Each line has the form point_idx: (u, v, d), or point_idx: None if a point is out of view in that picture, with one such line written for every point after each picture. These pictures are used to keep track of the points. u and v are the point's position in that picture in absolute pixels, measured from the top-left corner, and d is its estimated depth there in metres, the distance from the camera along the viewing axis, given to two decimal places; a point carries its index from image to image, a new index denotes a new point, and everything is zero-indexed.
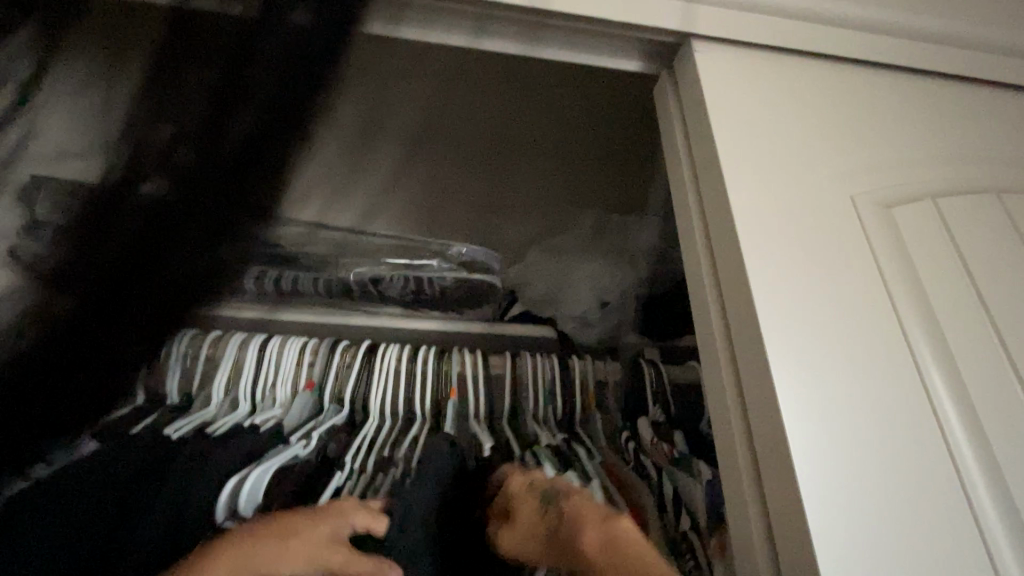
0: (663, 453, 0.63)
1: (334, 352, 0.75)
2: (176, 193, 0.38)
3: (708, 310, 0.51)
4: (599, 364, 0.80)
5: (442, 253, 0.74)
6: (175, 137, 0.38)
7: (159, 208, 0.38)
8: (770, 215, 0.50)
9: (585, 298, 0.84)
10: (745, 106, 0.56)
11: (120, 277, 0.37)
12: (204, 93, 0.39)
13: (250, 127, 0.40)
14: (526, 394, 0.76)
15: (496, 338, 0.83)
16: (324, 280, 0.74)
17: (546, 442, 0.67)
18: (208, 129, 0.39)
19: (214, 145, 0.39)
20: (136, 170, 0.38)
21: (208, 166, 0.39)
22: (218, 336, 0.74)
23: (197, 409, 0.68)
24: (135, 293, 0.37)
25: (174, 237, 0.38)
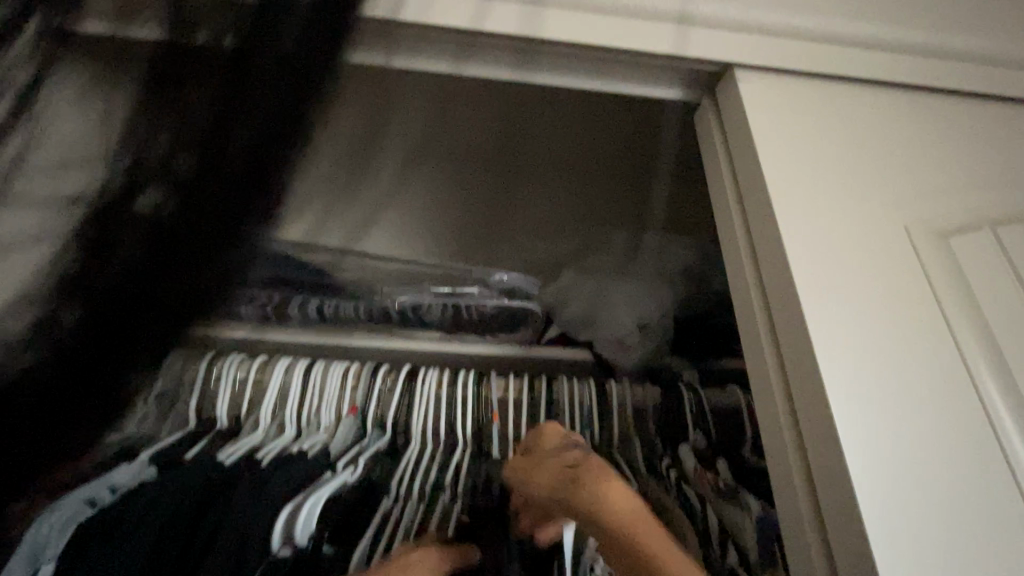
0: (709, 480, 0.63)
1: (375, 377, 0.76)
2: (184, 197, 0.36)
3: (760, 341, 0.51)
4: (638, 390, 0.79)
5: (484, 281, 0.74)
6: (172, 151, 0.36)
7: (163, 216, 0.35)
8: (821, 245, 0.49)
9: (623, 322, 0.83)
10: (791, 137, 0.55)
11: (129, 285, 0.34)
12: (202, 113, 0.37)
13: (245, 143, 0.37)
14: (570, 418, 0.76)
15: (532, 360, 0.84)
16: (366, 306, 0.75)
17: None
18: (202, 146, 0.37)
19: (217, 147, 0.37)
20: (137, 182, 0.35)
21: (208, 176, 0.36)
22: (264, 361, 0.75)
23: (246, 435, 0.70)
24: (145, 302, 0.34)
25: (187, 246, 0.35)
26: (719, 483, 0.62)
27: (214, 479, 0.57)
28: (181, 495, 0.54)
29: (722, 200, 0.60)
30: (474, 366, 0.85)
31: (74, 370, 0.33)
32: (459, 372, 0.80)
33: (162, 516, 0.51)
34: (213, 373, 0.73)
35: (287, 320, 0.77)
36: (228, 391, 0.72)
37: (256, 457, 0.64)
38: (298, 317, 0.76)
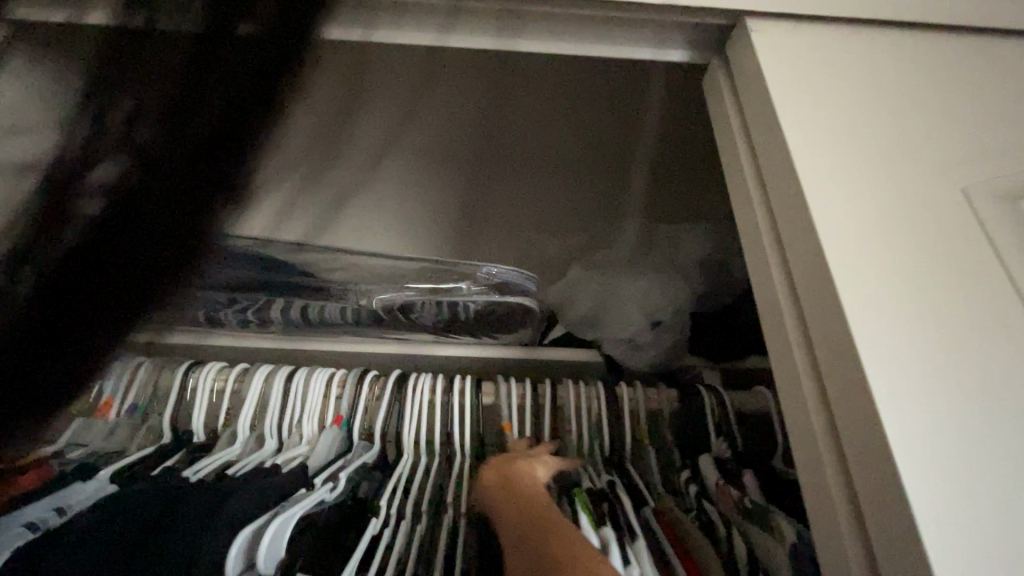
0: (732, 499, 0.54)
1: (362, 385, 0.70)
2: (146, 172, 0.30)
3: (787, 332, 0.43)
4: (652, 393, 0.70)
5: (472, 276, 0.65)
6: (134, 118, 0.31)
7: (121, 192, 0.30)
8: (856, 214, 0.41)
9: (633, 320, 0.74)
10: (819, 95, 0.47)
11: (82, 263, 0.30)
12: (161, 77, 0.31)
13: (209, 116, 0.31)
14: (580, 428, 0.69)
15: (534, 364, 0.76)
16: (350, 308, 0.69)
17: (587, 483, 0.60)
18: (166, 115, 0.30)
19: (179, 117, 0.30)
20: (99, 148, 0.30)
21: (172, 149, 0.30)
22: (244, 369, 0.70)
23: (221, 448, 0.64)
24: (99, 278, 0.30)
25: (144, 230, 0.30)
26: (743, 501, 0.52)
27: (174, 496, 0.52)
28: (130, 518, 0.48)
29: (737, 174, 0.52)
30: (472, 371, 0.78)
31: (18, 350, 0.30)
32: (455, 377, 0.73)
33: (105, 542, 0.46)
34: (189, 383, 0.68)
35: (268, 323, 0.72)
36: (204, 402, 0.67)
37: (227, 472, 0.59)
38: (281, 323, 0.71)
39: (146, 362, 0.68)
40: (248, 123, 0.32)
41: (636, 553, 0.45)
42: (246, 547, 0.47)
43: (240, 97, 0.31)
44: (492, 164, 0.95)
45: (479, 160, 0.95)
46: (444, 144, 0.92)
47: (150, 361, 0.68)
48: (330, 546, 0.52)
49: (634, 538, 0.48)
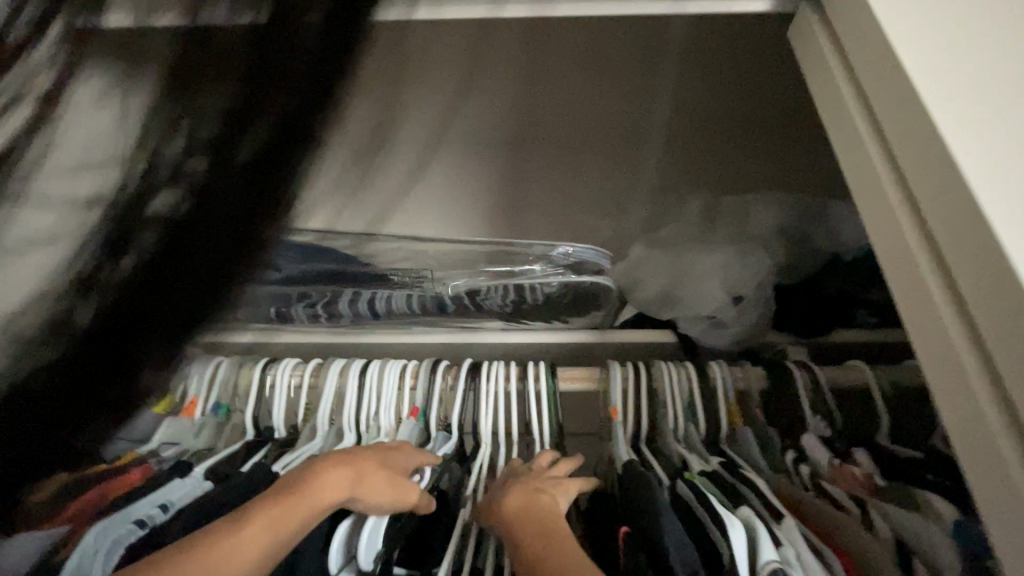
0: (855, 479, 0.52)
1: (435, 374, 0.68)
2: (193, 213, 0.26)
3: (925, 284, 0.36)
4: (738, 370, 0.67)
5: (546, 257, 0.64)
6: (187, 144, 0.25)
7: (170, 231, 0.26)
8: (998, 134, 0.34)
9: (714, 296, 0.71)
10: (943, 13, 0.41)
11: (128, 309, 0.27)
12: (224, 100, 0.25)
13: (259, 148, 0.25)
14: (660, 410, 0.66)
15: (608, 346, 0.73)
16: (418, 297, 0.68)
17: (697, 466, 0.57)
18: (222, 138, 0.25)
19: (233, 144, 0.25)
20: (150, 173, 0.26)
21: (224, 193, 0.25)
22: (319, 364, 0.70)
23: (303, 442, 0.65)
24: (143, 322, 0.28)
25: (188, 274, 0.27)
26: (870, 481, 0.51)
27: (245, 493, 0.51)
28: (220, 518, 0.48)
29: (838, 124, 0.48)
30: (542, 358, 0.76)
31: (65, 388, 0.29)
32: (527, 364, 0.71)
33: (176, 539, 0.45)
34: (268, 381, 0.68)
35: (338, 318, 0.72)
36: (282, 397, 0.67)
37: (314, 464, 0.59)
38: (351, 317, 0.72)
39: (226, 360, 0.69)
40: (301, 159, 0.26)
41: (783, 532, 0.44)
42: (346, 537, 0.48)
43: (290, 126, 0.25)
44: (532, 149, 0.95)
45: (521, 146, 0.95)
46: (486, 134, 0.95)
47: (227, 360, 0.69)
48: (422, 540, 0.53)
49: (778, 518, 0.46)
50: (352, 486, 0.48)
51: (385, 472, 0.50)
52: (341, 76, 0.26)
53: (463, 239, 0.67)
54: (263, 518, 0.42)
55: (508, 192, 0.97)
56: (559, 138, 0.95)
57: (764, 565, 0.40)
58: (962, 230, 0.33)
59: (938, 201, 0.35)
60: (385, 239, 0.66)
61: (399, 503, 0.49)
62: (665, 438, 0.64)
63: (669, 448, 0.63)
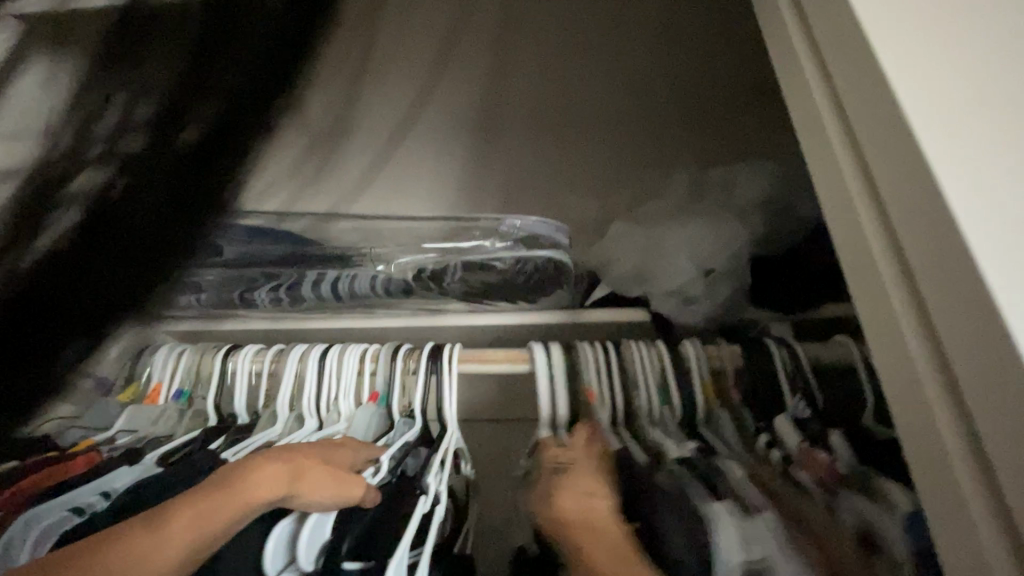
0: (825, 464, 0.47)
1: (396, 359, 0.66)
2: (129, 180, 0.39)
3: (864, 234, 0.31)
4: (711, 348, 0.63)
5: (495, 232, 0.63)
6: (121, 127, 0.40)
7: (97, 202, 0.39)
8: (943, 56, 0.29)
9: (686, 271, 0.67)
10: None
11: (89, 253, 0.38)
12: (158, 73, 0.42)
13: (207, 111, 0.42)
14: (632, 391, 0.62)
15: (578, 327, 0.70)
16: (382, 278, 0.66)
17: (670, 453, 0.53)
18: (156, 119, 0.41)
19: (167, 134, 0.41)
20: (86, 154, 0.39)
21: (165, 150, 0.40)
22: (280, 350, 0.69)
23: (263, 428, 0.64)
24: (83, 273, 0.38)
25: (134, 231, 0.39)
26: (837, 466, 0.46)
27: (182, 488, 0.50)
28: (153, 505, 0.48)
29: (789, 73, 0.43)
30: (512, 341, 0.74)
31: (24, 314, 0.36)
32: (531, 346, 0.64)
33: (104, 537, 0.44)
34: (229, 367, 0.67)
35: (300, 302, 0.70)
36: (244, 384, 0.67)
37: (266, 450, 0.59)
38: (313, 301, 0.70)
39: (190, 348, 0.69)
40: (244, 125, 0.44)
41: (749, 533, 0.40)
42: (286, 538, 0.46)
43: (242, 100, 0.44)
44: (504, 127, 0.93)
45: (491, 126, 0.93)
46: (455, 115, 0.93)
47: (191, 348, 0.69)
48: (370, 540, 0.47)
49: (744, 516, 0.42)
50: (290, 483, 0.45)
51: (326, 467, 0.48)
52: (271, 63, 0.46)
53: (422, 218, 0.68)
54: (195, 521, 0.37)
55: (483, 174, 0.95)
56: (531, 116, 0.93)
57: None
58: (892, 172, 0.28)
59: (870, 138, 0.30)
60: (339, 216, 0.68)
61: (342, 500, 0.48)
62: (639, 422, 0.61)
63: (644, 432, 0.59)
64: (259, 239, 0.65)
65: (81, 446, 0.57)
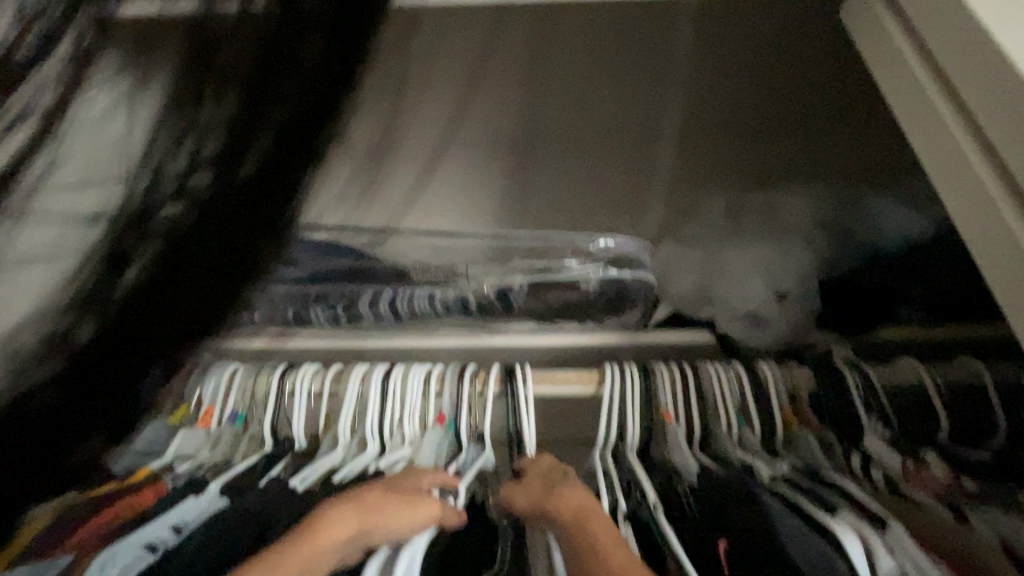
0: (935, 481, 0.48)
1: (462, 381, 0.64)
2: (207, 206, 0.30)
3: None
4: (784, 370, 0.63)
5: (585, 251, 0.65)
6: (193, 155, 0.30)
7: (173, 235, 0.30)
8: None
9: (751, 295, 0.68)
10: None
11: (161, 295, 0.31)
12: (223, 110, 0.30)
13: (271, 143, 0.30)
14: (709, 415, 0.62)
15: (645, 348, 0.69)
16: (441, 298, 0.66)
17: (765, 471, 0.52)
18: (236, 136, 0.30)
19: (242, 149, 0.30)
20: (157, 190, 0.30)
21: (235, 178, 0.30)
22: (339, 371, 0.66)
23: (324, 453, 0.61)
24: (158, 316, 0.31)
25: (210, 262, 0.31)
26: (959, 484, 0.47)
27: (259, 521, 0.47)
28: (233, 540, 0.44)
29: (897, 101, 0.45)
30: (571, 362, 0.73)
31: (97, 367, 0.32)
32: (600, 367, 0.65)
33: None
34: (286, 388, 0.64)
35: (358, 320, 0.68)
36: (302, 407, 0.63)
37: (334, 479, 0.56)
38: (370, 321, 0.68)
39: (245, 366, 0.66)
40: (324, 129, 0.32)
41: (889, 538, 0.39)
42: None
43: (302, 119, 0.31)
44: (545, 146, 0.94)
45: (534, 146, 0.92)
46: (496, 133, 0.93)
47: (244, 367, 0.66)
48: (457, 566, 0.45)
49: (881, 524, 0.41)
50: (365, 521, 0.42)
51: (396, 495, 0.45)
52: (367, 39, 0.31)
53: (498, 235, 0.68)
54: None
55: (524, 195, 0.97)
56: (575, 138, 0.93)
57: None
58: None
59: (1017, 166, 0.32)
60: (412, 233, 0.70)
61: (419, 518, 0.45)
62: (718, 442, 0.60)
63: (725, 452, 0.58)
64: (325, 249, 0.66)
65: (139, 475, 0.53)
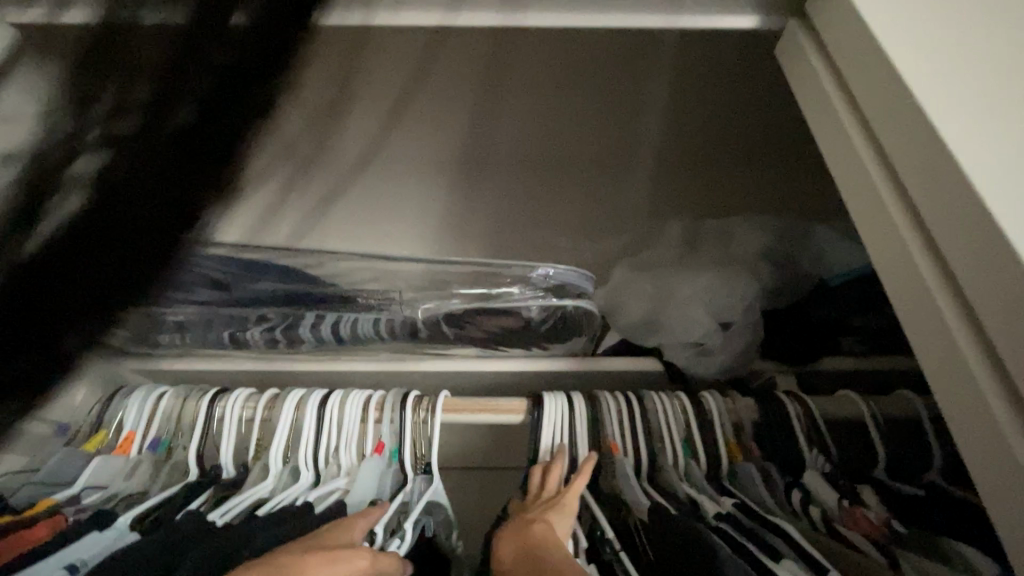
0: (868, 521, 0.48)
1: (405, 407, 0.61)
2: (131, 147, 0.26)
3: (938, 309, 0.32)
4: (728, 401, 0.63)
5: (525, 278, 0.62)
6: (118, 99, 0.26)
7: (99, 187, 0.25)
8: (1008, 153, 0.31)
9: (698, 324, 0.68)
10: (941, 31, 0.39)
11: (77, 251, 0.26)
12: (151, 46, 0.26)
13: (212, 79, 0.27)
14: (655, 445, 0.61)
15: (591, 375, 0.68)
16: (385, 321, 0.64)
17: (713, 510, 0.52)
18: (162, 90, 0.26)
19: (165, 102, 0.26)
20: (82, 138, 0.26)
21: (161, 131, 0.26)
22: (275, 395, 0.63)
23: (253, 483, 0.58)
24: (68, 272, 0.26)
25: (135, 218, 0.26)
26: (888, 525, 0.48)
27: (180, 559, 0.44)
28: None
29: (825, 143, 0.45)
30: (518, 386, 0.72)
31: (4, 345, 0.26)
32: (544, 395, 0.64)
33: None
34: (217, 413, 0.61)
35: (299, 344, 0.67)
36: (232, 432, 0.60)
37: (260, 512, 0.53)
38: (311, 343, 0.67)
39: (172, 390, 0.63)
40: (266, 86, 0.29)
41: None
42: None
43: (244, 66, 0.27)
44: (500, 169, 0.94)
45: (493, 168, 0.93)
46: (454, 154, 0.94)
47: (172, 390, 0.62)
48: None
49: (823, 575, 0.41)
50: None
51: (315, 555, 0.40)
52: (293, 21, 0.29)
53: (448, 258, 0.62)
54: None
55: (480, 215, 0.96)
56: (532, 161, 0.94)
57: None
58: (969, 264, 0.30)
59: (937, 221, 0.33)
60: (342, 256, 0.62)
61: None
62: (664, 475, 0.59)
63: (671, 486, 0.57)
64: (234, 267, 0.59)
65: (36, 509, 0.48)
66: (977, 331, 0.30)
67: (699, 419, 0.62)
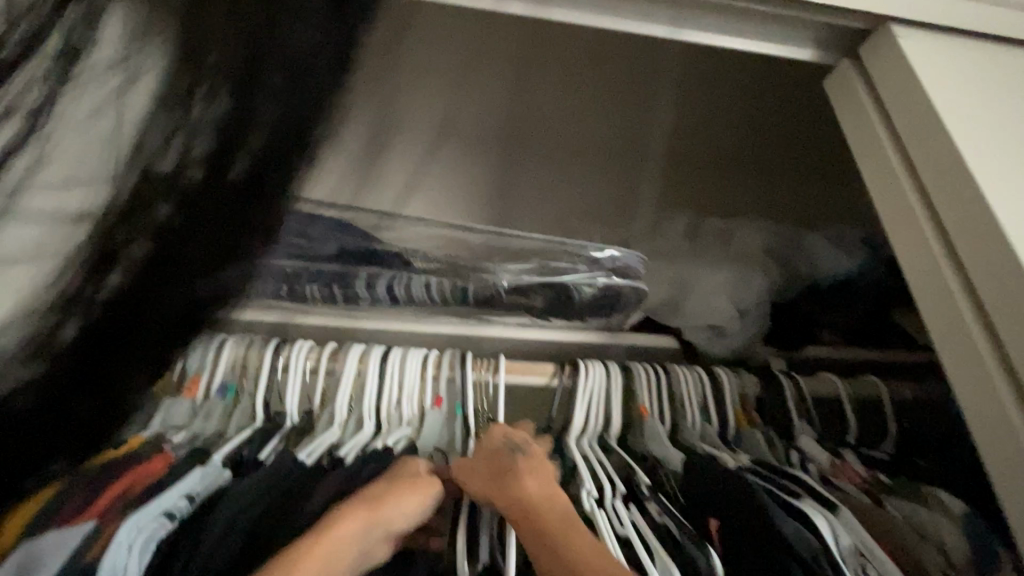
0: (856, 475, 0.60)
1: (467, 366, 0.66)
2: (179, 212, 0.42)
3: (960, 309, 0.44)
4: (738, 376, 0.74)
5: (593, 258, 0.70)
6: (183, 160, 0.42)
7: (162, 237, 0.42)
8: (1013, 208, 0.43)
9: (719, 309, 0.77)
10: (969, 97, 0.49)
11: (141, 285, 0.42)
12: (215, 109, 0.43)
13: (259, 136, 0.43)
14: (676, 411, 0.71)
15: (618, 347, 0.77)
16: (436, 286, 0.68)
17: (731, 462, 0.61)
18: (215, 153, 0.42)
19: (212, 173, 0.42)
20: (145, 195, 0.42)
21: (208, 188, 0.42)
22: (335, 348, 0.66)
23: (321, 429, 0.62)
24: (145, 303, 0.42)
25: (183, 258, 0.42)
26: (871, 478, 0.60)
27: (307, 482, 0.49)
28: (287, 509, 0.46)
29: (862, 169, 0.55)
30: (545, 354, 0.79)
31: (90, 355, 0.42)
32: (581, 361, 0.71)
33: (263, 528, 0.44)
34: (280, 362, 0.63)
35: (356, 302, 0.69)
36: (297, 382, 0.63)
37: (338, 455, 0.57)
38: (366, 302, 0.69)
39: (230, 339, 0.64)
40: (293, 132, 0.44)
41: (841, 520, 0.49)
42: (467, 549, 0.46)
43: (286, 108, 0.43)
44: (523, 149, 1.00)
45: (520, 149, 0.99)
46: (479, 131, 0.98)
47: (233, 338, 0.64)
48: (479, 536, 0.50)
49: (836, 509, 0.50)
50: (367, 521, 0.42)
51: (394, 486, 0.46)
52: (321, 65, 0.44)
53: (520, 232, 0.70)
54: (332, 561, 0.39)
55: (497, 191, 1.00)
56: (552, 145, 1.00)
57: (845, 548, 0.47)
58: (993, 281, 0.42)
59: (970, 249, 0.44)
60: (416, 221, 0.69)
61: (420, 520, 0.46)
62: (684, 435, 0.68)
63: (692, 443, 0.67)
64: (306, 228, 0.65)
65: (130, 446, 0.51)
66: (987, 332, 0.43)
67: (713, 390, 0.72)
